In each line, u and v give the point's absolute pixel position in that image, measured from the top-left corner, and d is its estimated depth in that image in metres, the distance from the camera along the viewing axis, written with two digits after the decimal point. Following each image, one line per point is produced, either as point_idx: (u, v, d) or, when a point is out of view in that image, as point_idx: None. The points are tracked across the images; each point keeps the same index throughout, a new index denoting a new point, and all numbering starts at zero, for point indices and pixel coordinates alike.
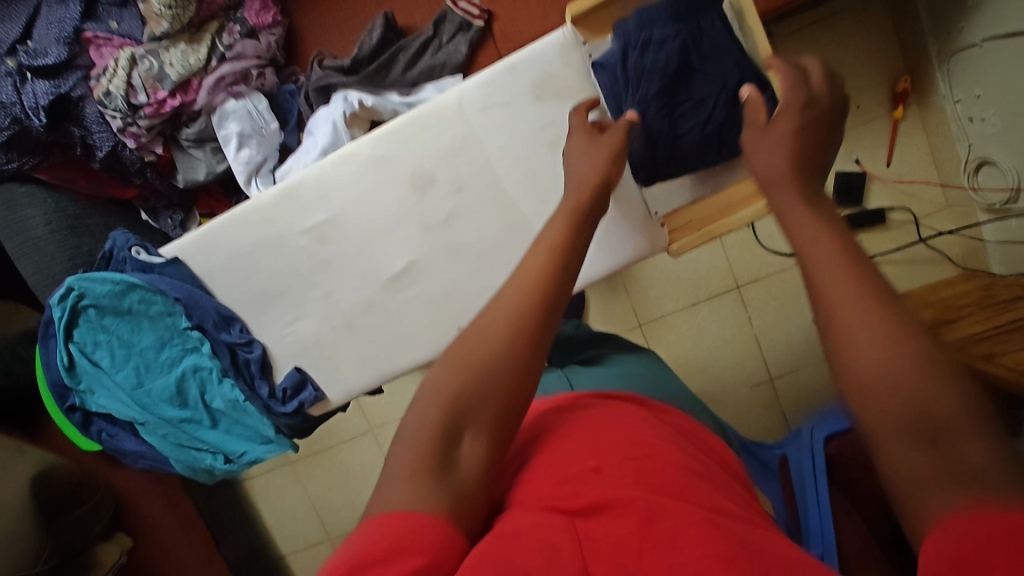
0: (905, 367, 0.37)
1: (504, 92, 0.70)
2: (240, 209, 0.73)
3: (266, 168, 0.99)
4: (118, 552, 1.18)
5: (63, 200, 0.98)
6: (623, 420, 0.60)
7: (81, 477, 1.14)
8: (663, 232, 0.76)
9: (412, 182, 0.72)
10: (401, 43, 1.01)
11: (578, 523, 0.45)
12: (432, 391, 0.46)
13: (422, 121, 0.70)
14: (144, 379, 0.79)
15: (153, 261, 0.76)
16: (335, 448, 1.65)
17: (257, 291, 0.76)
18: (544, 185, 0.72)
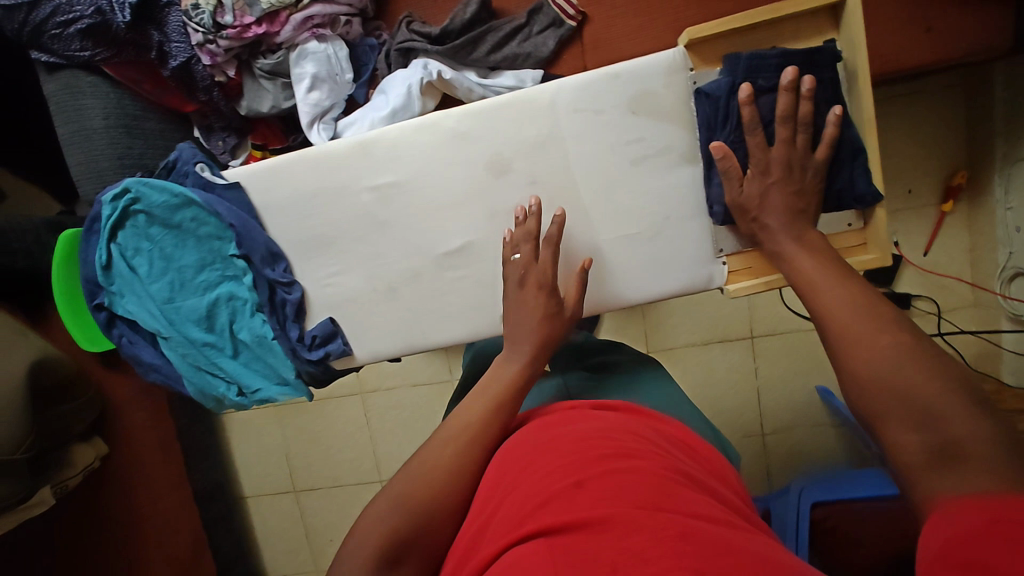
0: (892, 366, 0.51)
1: (598, 98, 0.71)
2: (311, 151, 0.73)
3: (329, 117, 0.99)
4: (93, 457, 1.22)
5: (125, 97, 0.97)
6: (612, 435, 0.61)
7: (74, 375, 1.14)
8: (723, 271, 0.76)
9: (489, 165, 0.73)
10: (492, 24, 1.00)
11: (560, 540, 0.47)
12: (378, 528, 0.56)
13: (514, 108, 0.71)
14: (176, 296, 0.78)
15: (215, 182, 0.75)
16: (325, 401, 1.68)
17: (309, 235, 0.76)
18: (617, 200, 0.74)
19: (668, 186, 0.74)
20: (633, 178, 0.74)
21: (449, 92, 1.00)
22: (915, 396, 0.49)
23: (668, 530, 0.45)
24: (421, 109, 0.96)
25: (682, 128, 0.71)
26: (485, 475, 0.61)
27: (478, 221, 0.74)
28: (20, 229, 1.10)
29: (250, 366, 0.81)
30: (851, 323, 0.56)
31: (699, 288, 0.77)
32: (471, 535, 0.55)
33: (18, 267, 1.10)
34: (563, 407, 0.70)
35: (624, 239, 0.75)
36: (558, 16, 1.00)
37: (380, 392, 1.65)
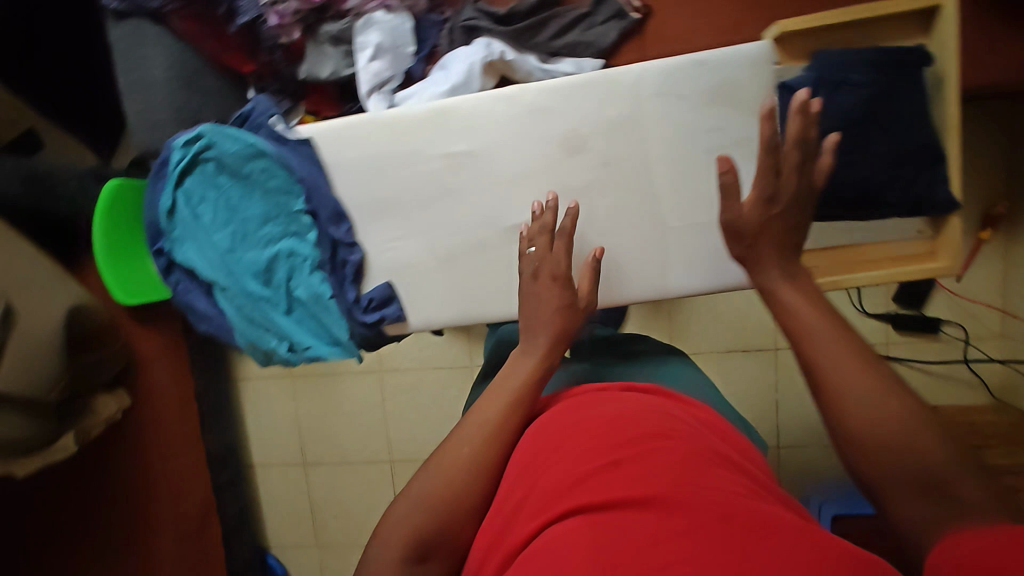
0: (868, 401, 0.51)
1: (683, 83, 0.71)
2: (389, 114, 0.75)
3: (387, 88, 0.99)
4: (115, 409, 1.20)
5: (187, 52, 0.96)
6: (645, 412, 0.62)
7: (106, 325, 1.14)
8: (790, 267, 0.78)
9: (565, 141, 0.73)
10: (557, 10, 1.00)
11: (599, 520, 0.49)
12: (405, 527, 0.57)
13: (595, 87, 0.72)
14: (238, 247, 0.80)
15: (288, 136, 0.77)
16: (340, 377, 1.67)
17: (376, 198, 0.77)
18: (692, 186, 0.73)
19: (745, 179, 0.72)
20: (709, 166, 0.73)
21: (508, 73, 1.00)
22: (895, 434, 0.49)
23: (705, 516, 0.47)
24: (480, 88, 0.97)
25: (767, 118, 0.71)
26: (508, 460, 0.62)
27: (546, 198, 0.74)
28: (64, 176, 1.10)
29: (303, 323, 0.82)
30: (839, 359, 0.53)
31: (764, 283, 0.76)
32: (501, 520, 0.56)
33: (60, 214, 1.10)
34: (591, 388, 0.71)
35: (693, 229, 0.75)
36: (623, 8, 1.00)
37: (396, 372, 1.64)
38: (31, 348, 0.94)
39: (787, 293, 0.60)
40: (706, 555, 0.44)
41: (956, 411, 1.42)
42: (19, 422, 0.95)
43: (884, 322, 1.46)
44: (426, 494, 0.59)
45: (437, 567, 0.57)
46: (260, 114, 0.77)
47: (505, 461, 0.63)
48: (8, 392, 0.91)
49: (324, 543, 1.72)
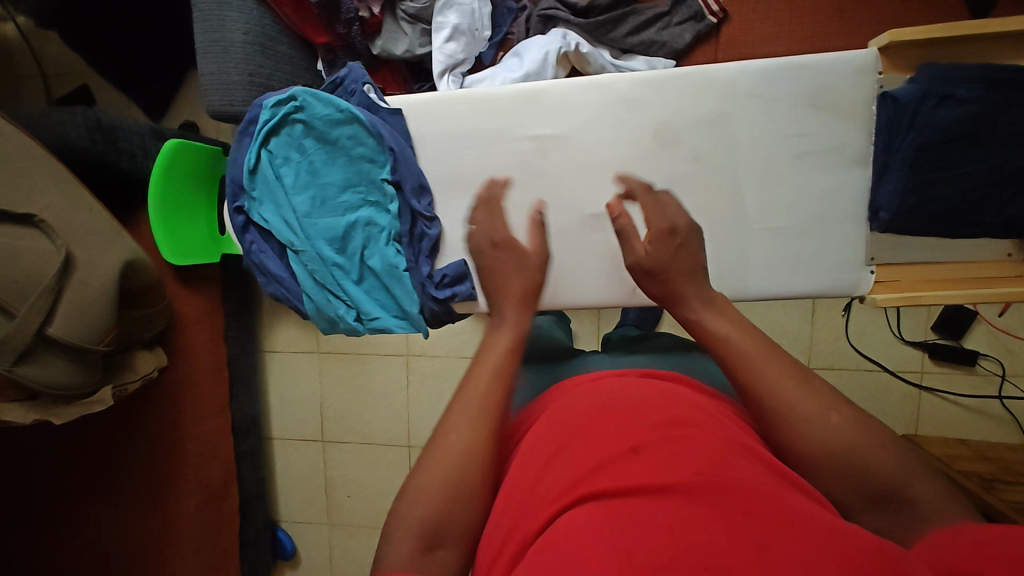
0: (813, 419, 0.53)
1: (777, 86, 0.75)
2: (487, 93, 0.79)
3: (458, 71, 0.99)
4: (153, 366, 1.23)
5: (266, 18, 0.97)
6: (665, 399, 0.59)
7: (153, 283, 1.13)
8: (870, 280, 0.79)
9: (656, 134, 0.78)
10: (635, 7, 1.00)
11: (617, 504, 0.46)
12: (408, 519, 0.51)
13: (693, 83, 0.76)
14: (315, 211, 0.80)
15: (380, 105, 0.80)
16: (369, 357, 1.68)
17: (460, 173, 0.81)
18: (773, 187, 0.77)
19: (823, 185, 0.77)
20: (791, 168, 0.77)
21: (580, 65, 1.00)
22: (841, 447, 0.51)
23: (729, 505, 0.44)
24: (553, 77, 0.97)
25: (855, 129, 0.75)
26: (524, 445, 0.59)
27: (629, 186, 0.78)
28: (128, 131, 1.12)
29: (371, 293, 0.83)
30: (780, 387, 0.55)
31: (830, 292, 0.80)
32: (510, 504, 0.52)
33: (120, 167, 1.12)
34: (609, 375, 0.68)
35: (767, 231, 0.79)
36: (701, 10, 0.99)
37: (426, 357, 1.65)
38: (87, 300, 0.93)
39: (724, 330, 0.60)
40: (732, 544, 0.41)
41: (987, 446, 1.41)
42: (66, 368, 0.94)
43: (921, 350, 1.46)
44: (426, 481, 0.52)
45: (450, 554, 0.51)
46: (356, 80, 0.79)
47: (520, 446, 0.59)
48: (62, 339, 0.91)
49: (335, 521, 1.72)
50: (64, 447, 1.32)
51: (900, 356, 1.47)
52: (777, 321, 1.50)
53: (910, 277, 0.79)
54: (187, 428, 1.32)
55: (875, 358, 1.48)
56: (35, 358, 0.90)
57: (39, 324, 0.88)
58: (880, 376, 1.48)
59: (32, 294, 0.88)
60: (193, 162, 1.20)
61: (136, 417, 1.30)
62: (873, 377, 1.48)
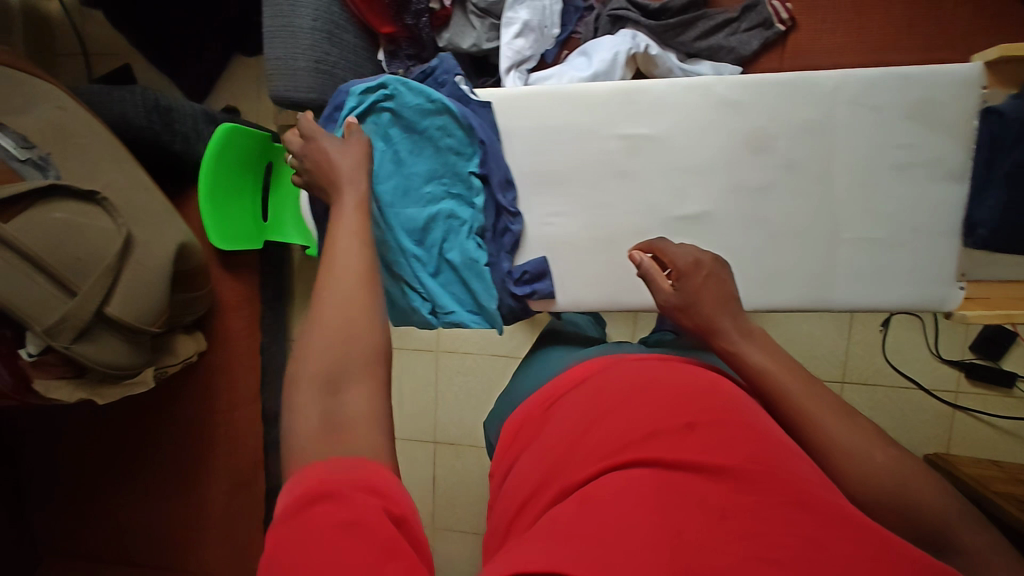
0: (854, 448, 0.54)
1: (879, 97, 0.75)
2: (580, 89, 0.79)
3: (523, 67, 0.98)
4: (193, 350, 1.22)
5: (334, 5, 0.96)
6: (721, 386, 0.58)
7: (201, 266, 1.12)
8: (960, 295, 0.79)
9: (751, 140, 0.78)
10: (706, 12, 0.99)
11: (666, 479, 0.46)
12: (307, 375, 0.50)
13: (792, 90, 0.76)
14: (398, 202, 0.80)
15: (471, 97, 0.80)
16: (398, 351, 1.68)
17: (544, 169, 0.82)
18: (866, 197, 0.78)
19: (920, 199, 0.77)
20: (887, 181, 0.77)
21: (647, 67, 0.99)
22: (878, 478, 0.52)
23: (783, 495, 0.43)
24: (621, 78, 0.96)
25: (956, 143, 0.75)
26: (578, 412, 0.60)
27: (719, 190, 0.79)
28: (183, 113, 1.11)
29: (448, 287, 0.83)
30: (821, 418, 0.56)
31: (909, 305, 0.80)
32: (557, 466, 0.54)
33: (173, 149, 1.10)
34: (664, 357, 0.68)
35: (857, 242, 0.79)
36: (770, 17, 0.98)
37: (456, 354, 1.65)
38: (140, 278, 0.92)
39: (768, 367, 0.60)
40: (779, 532, 0.40)
41: None
42: (120, 348, 0.94)
43: (957, 369, 1.46)
44: (317, 337, 0.52)
45: (354, 393, 0.50)
46: (448, 71, 0.80)
47: (575, 411, 0.60)
48: (119, 319, 0.90)
49: None
50: (97, 427, 1.32)
51: (936, 375, 1.46)
52: (814, 334, 1.49)
53: (998, 295, 0.79)
54: (221, 414, 1.31)
55: (911, 376, 1.47)
56: (92, 337, 0.89)
57: (98, 303, 0.87)
58: (915, 395, 1.47)
59: (93, 273, 0.87)
60: (246, 147, 1.19)
61: (171, 400, 1.30)
62: (908, 394, 1.47)
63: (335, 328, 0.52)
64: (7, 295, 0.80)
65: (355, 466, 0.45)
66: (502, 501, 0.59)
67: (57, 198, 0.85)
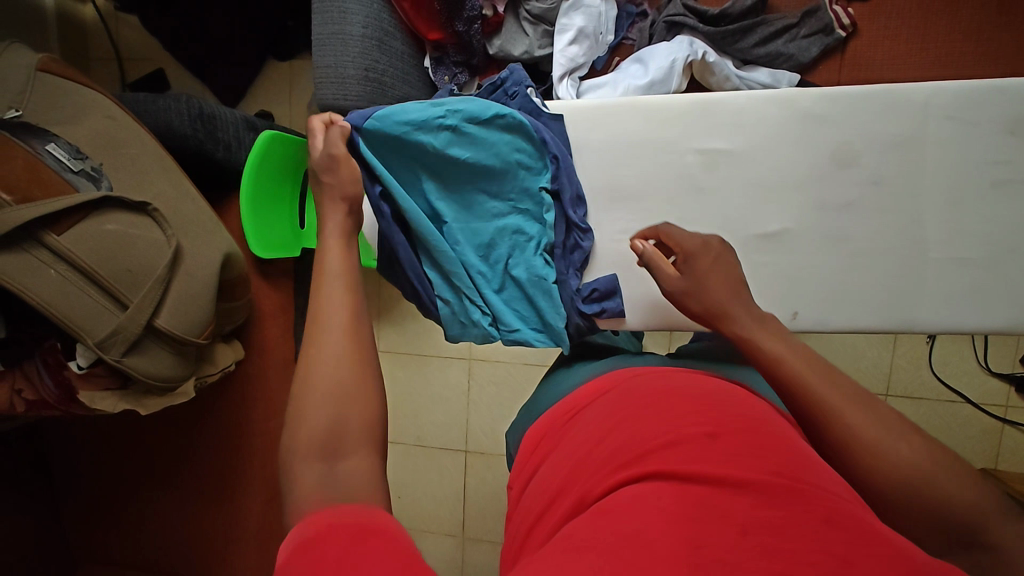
0: (875, 431, 0.49)
1: (976, 109, 0.72)
2: (656, 102, 0.78)
3: (575, 75, 0.96)
4: (231, 359, 1.20)
5: (384, 12, 0.95)
6: (749, 401, 0.56)
7: (243, 276, 1.11)
8: None
9: (836, 156, 0.76)
10: (765, 18, 0.96)
11: (684, 487, 0.43)
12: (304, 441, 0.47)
13: (879, 104, 0.73)
14: (464, 217, 0.81)
15: (542, 110, 0.80)
16: (429, 358, 1.66)
17: (615, 183, 0.81)
18: (958, 214, 0.75)
19: (1015, 217, 0.73)
20: (980, 199, 0.74)
21: (703, 74, 0.97)
22: (909, 466, 0.47)
23: (810, 511, 0.40)
24: (678, 86, 0.93)
25: None
26: (604, 419, 0.58)
27: (805, 208, 0.77)
28: (226, 121, 1.09)
29: (511, 303, 0.82)
30: (839, 405, 0.51)
31: (995, 329, 0.76)
32: (576, 472, 0.52)
33: (216, 157, 1.09)
34: (693, 372, 0.66)
35: (946, 262, 0.76)
36: (831, 23, 0.95)
37: (487, 362, 1.63)
38: (183, 287, 0.90)
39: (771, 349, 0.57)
40: (809, 549, 0.37)
41: None
42: (166, 359, 0.92)
43: (1007, 384, 1.42)
44: (310, 398, 0.48)
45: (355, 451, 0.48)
46: (518, 83, 0.79)
47: (599, 418, 0.58)
48: (167, 330, 0.89)
49: None
50: (130, 434, 1.31)
51: (984, 388, 1.42)
52: (857, 346, 1.45)
53: None
54: (255, 423, 1.30)
55: (958, 389, 1.43)
56: (142, 348, 0.88)
57: (149, 315, 0.86)
58: (963, 409, 1.43)
59: (144, 284, 0.86)
60: (285, 153, 1.17)
61: (205, 407, 1.29)
62: (955, 408, 1.43)
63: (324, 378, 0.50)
64: (59, 307, 0.79)
65: (358, 514, 0.42)
66: (519, 517, 0.56)
67: (108, 208, 0.84)
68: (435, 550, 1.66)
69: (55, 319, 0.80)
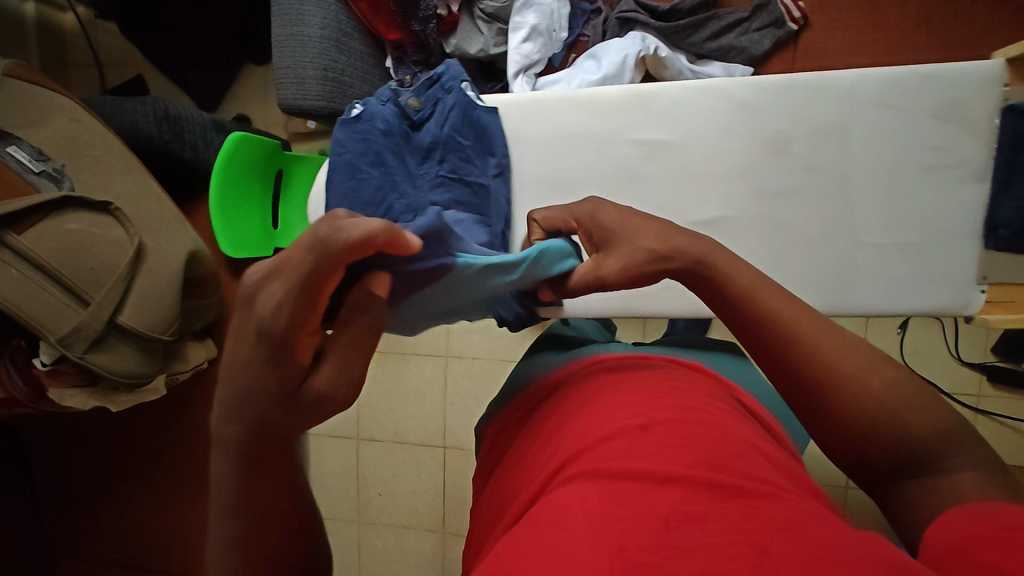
0: (848, 360, 0.47)
1: (903, 96, 0.77)
2: (594, 96, 0.83)
3: (531, 71, 0.98)
4: (204, 356, 1.22)
5: (341, 13, 0.96)
6: (685, 390, 0.56)
7: (212, 274, 1.14)
8: (981, 298, 0.80)
9: (769, 143, 0.81)
10: (716, 12, 0.98)
11: (612, 483, 0.41)
12: None
13: (808, 92, 0.79)
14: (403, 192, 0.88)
15: (477, 103, 0.85)
16: (407, 357, 1.69)
17: (553, 174, 0.86)
18: (894, 197, 0.80)
19: (942, 199, 0.79)
20: (914, 182, 0.79)
21: (656, 70, 0.98)
22: (880, 400, 0.46)
23: (729, 505, 0.39)
24: (631, 81, 0.95)
25: (981, 142, 0.77)
26: (552, 422, 0.57)
27: (737, 196, 0.82)
28: (192, 122, 1.12)
29: None
30: (814, 342, 0.48)
31: (927, 311, 0.81)
32: (524, 480, 0.51)
33: (183, 157, 1.12)
34: (640, 359, 0.67)
35: (878, 246, 0.81)
36: (782, 16, 0.97)
37: (464, 360, 1.66)
38: (150, 284, 0.93)
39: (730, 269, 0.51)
40: (725, 542, 0.35)
41: None
42: (134, 356, 0.94)
43: (979, 372, 1.42)
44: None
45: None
46: (453, 78, 0.84)
47: (549, 421, 0.58)
48: (131, 327, 0.91)
49: (363, 519, 1.71)
50: (110, 433, 1.33)
51: (957, 378, 1.42)
52: None
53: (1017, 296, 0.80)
54: None
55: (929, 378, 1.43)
56: (106, 346, 0.90)
57: (111, 312, 0.88)
58: None
59: (106, 282, 0.88)
60: (254, 154, 1.20)
61: (180, 404, 1.31)
62: None
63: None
64: (22, 306, 0.81)
65: None
66: (480, 524, 0.56)
67: (70, 208, 0.87)
68: (417, 547, 1.68)
69: (14, 315, 0.81)
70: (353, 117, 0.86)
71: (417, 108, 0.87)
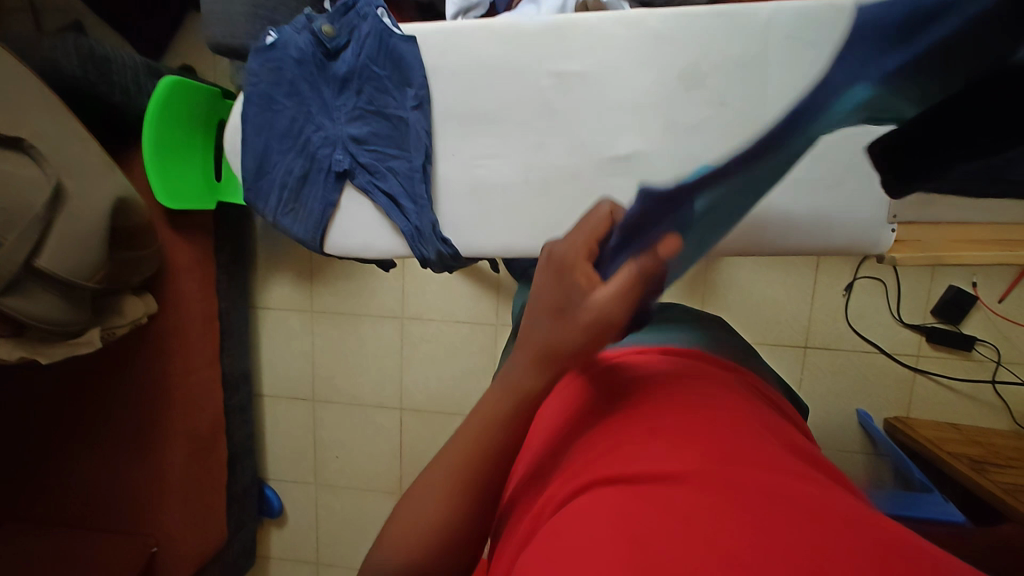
0: None
1: (816, 31, 0.72)
2: (512, 26, 0.81)
3: (471, 15, 0.95)
4: (142, 312, 1.19)
5: None
6: (692, 378, 0.54)
7: (145, 225, 1.09)
8: (891, 236, 0.83)
9: (682, 77, 0.77)
10: None
11: (627, 488, 0.41)
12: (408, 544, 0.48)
13: (724, 22, 0.75)
14: (320, 122, 0.89)
15: (395, 32, 0.84)
16: (361, 318, 1.64)
17: (472, 108, 0.85)
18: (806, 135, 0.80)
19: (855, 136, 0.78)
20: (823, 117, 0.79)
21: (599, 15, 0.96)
22: None
23: (741, 490, 0.38)
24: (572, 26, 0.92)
25: None
26: (564, 420, 0.55)
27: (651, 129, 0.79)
28: (122, 65, 1.09)
29: (362, 214, 0.91)
30: None
31: (838, 246, 0.85)
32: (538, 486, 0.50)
33: (113, 101, 1.09)
34: (635, 351, 0.64)
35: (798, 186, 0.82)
36: None
37: (419, 320, 1.62)
38: (69, 229, 0.90)
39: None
40: (740, 528, 0.35)
41: (976, 431, 1.41)
42: (55, 303, 0.92)
43: (919, 334, 1.45)
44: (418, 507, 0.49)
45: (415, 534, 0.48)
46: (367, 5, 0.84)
47: (559, 421, 0.56)
48: (51, 271, 0.89)
49: (322, 481, 1.72)
50: (54, 392, 1.30)
51: (897, 339, 1.46)
52: (776, 298, 1.49)
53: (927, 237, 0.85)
54: (175, 378, 1.29)
55: (871, 338, 1.47)
56: (26, 291, 0.87)
57: (27, 254, 0.85)
58: (876, 358, 1.48)
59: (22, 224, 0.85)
60: (190, 102, 1.15)
61: (123, 360, 1.28)
62: (868, 358, 1.48)
63: (407, 535, 0.48)
64: None
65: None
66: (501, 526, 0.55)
67: None
68: (376, 507, 1.70)
69: None
70: (269, 45, 0.87)
71: (331, 36, 0.87)
